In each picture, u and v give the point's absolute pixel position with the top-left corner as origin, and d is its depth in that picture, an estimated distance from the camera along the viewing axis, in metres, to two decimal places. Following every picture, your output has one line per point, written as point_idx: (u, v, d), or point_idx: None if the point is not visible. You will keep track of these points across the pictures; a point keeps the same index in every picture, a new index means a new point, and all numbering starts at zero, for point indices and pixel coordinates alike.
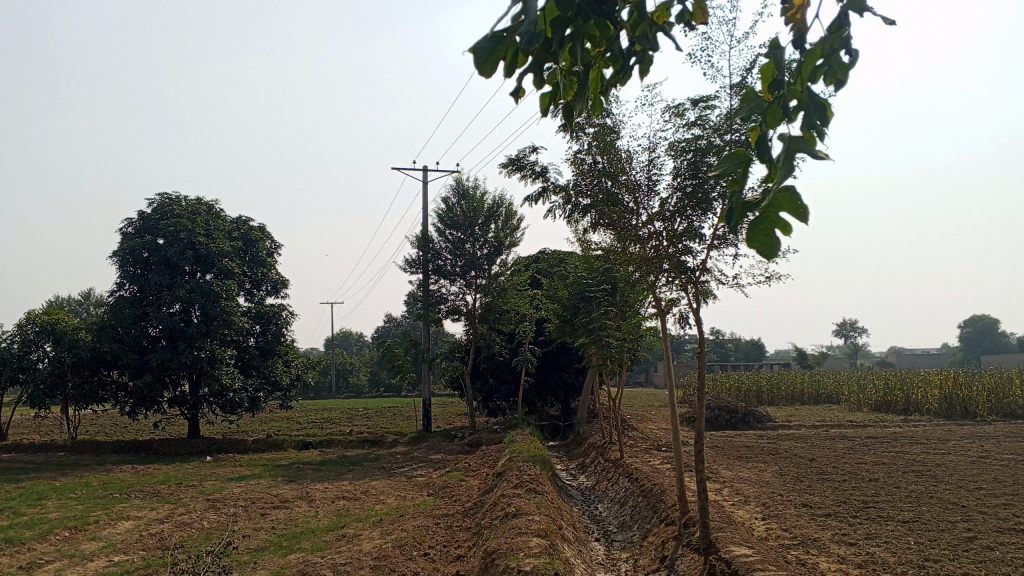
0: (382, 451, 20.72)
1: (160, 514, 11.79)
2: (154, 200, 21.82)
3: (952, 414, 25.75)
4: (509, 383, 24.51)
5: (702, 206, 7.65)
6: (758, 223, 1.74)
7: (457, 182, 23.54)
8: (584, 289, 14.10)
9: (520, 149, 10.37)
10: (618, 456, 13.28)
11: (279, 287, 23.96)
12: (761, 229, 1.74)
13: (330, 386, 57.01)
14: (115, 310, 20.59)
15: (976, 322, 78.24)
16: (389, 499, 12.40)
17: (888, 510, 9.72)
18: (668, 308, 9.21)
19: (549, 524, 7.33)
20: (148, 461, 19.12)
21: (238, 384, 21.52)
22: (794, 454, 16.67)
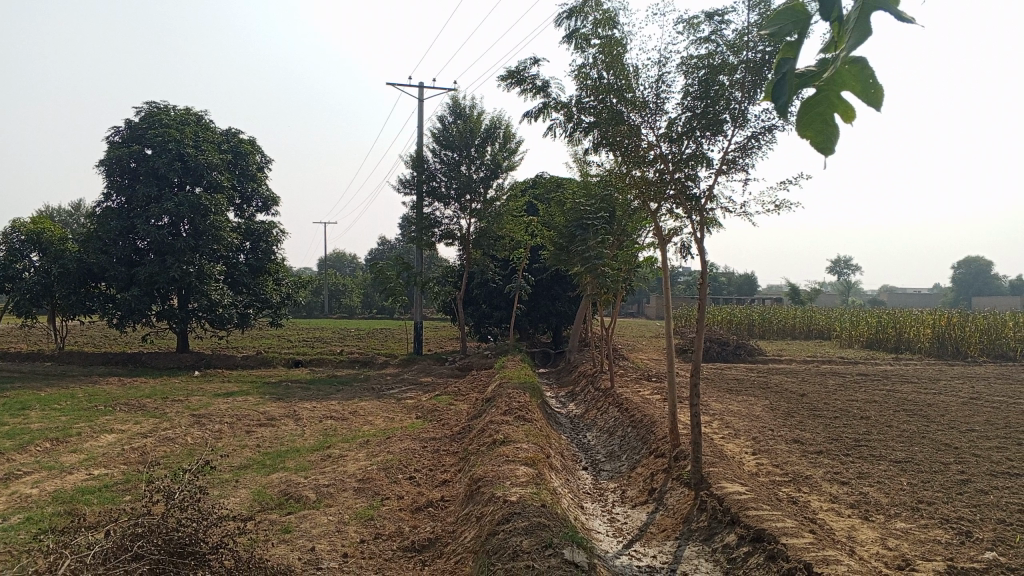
0: (371, 372, 20.64)
1: (144, 429, 11.65)
2: (141, 108, 21.16)
3: (943, 354, 25.78)
4: (501, 309, 24.33)
5: (712, 128, 7.27)
6: (813, 108, 1.54)
7: (453, 101, 22.87)
8: (582, 216, 13.76)
9: (521, 61, 9.83)
10: (608, 386, 13.14)
11: (269, 203, 23.66)
12: (815, 115, 1.54)
13: (322, 306, 56.86)
14: (102, 221, 20.15)
15: (970, 263, 78.26)
16: (376, 421, 12.28)
17: (881, 448, 9.60)
18: (671, 236, 8.88)
19: (537, 453, 7.15)
20: (135, 374, 19.01)
21: (227, 300, 21.31)
22: (784, 389, 16.62)
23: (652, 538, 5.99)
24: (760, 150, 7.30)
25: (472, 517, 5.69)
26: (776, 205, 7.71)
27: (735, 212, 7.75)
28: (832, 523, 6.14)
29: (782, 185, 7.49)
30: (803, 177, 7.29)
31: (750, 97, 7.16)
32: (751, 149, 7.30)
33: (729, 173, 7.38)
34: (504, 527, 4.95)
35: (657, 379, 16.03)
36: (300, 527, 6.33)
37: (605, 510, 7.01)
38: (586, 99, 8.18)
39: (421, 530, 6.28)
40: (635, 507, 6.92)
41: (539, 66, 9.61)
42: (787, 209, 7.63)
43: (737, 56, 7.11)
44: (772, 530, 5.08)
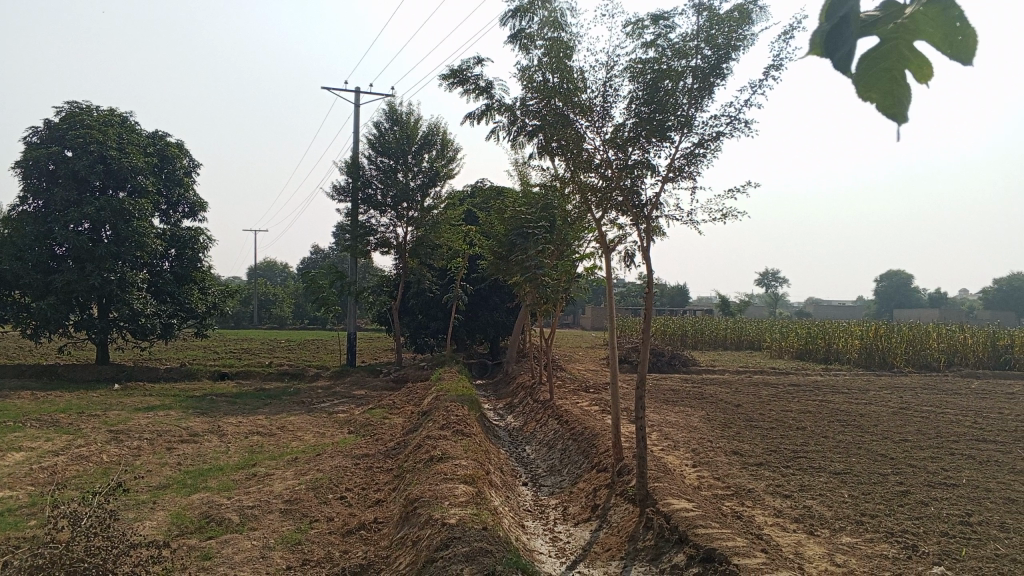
0: (302, 385, 20.01)
1: (56, 445, 10.94)
2: (61, 108, 20.19)
3: (871, 364, 26.34)
4: (437, 320, 23.95)
5: (658, 135, 7.12)
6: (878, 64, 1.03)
7: (389, 107, 22.47)
8: (521, 224, 13.51)
9: (463, 61, 9.61)
10: (547, 398, 12.89)
11: (196, 209, 22.84)
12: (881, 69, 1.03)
13: (251, 316, 55.44)
14: (17, 225, 19.11)
15: (890, 276, 80.86)
16: (306, 436, 11.78)
17: (820, 460, 9.57)
18: (615, 244, 8.69)
19: (476, 470, 6.84)
20: (49, 387, 18.03)
21: (150, 310, 20.44)
22: (720, 400, 16.63)
23: (596, 558, 5.74)
24: (707, 157, 7.18)
25: (408, 541, 5.35)
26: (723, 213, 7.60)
27: (682, 220, 7.60)
28: (779, 539, 5.99)
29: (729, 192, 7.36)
30: (749, 186, 7.20)
31: (697, 103, 7.03)
32: (698, 157, 7.17)
33: (676, 180, 7.23)
34: (444, 553, 4.62)
35: (595, 390, 15.89)
36: (221, 553, 5.88)
37: (546, 529, 6.73)
38: (531, 102, 7.99)
39: (353, 555, 5.90)
40: (578, 525, 6.67)
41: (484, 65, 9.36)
42: (734, 217, 7.52)
43: (684, 62, 6.99)
44: (724, 549, 4.88)
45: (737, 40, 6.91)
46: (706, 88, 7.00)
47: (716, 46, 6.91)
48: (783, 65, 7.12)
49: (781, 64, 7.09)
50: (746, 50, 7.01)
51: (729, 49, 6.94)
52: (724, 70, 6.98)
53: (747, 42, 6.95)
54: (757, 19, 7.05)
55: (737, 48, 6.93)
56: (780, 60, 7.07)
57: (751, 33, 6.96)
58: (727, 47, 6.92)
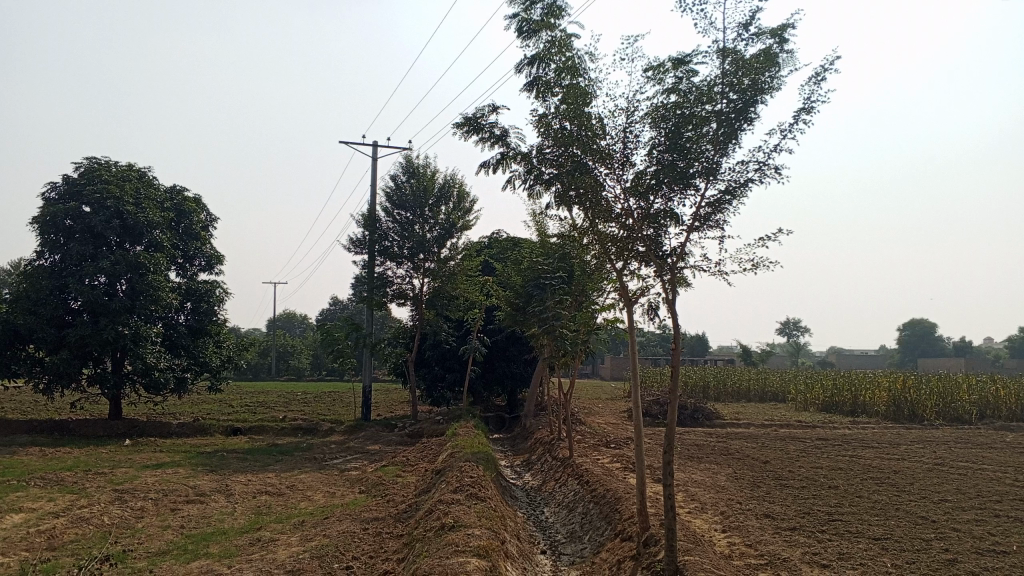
0: (316, 440, 19.60)
1: (58, 507, 10.54)
2: (81, 164, 20.22)
3: (900, 417, 25.54)
4: (454, 372, 23.54)
5: (681, 183, 6.79)
6: None
7: (407, 160, 22.40)
8: (538, 275, 13.19)
9: (478, 108, 9.44)
10: (566, 455, 12.41)
11: (213, 261, 22.74)
12: None
13: (268, 369, 55.12)
14: (32, 280, 19.01)
15: (913, 325, 79.59)
16: (316, 497, 11.35)
17: (857, 524, 9.01)
18: (638, 297, 8.29)
19: (491, 540, 6.40)
20: (59, 443, 17.71)
21: (164, 363, 20.21)
22: (747, 455, 16.02)
23: None
24: (734, 205, 6.82)
25: None
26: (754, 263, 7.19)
27: (710, 271, 7.21)
28: None
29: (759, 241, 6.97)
30: (782, 234, 6.81)
31: (723, 149, 6.70)
32: (725, 206, 6.82)
33: (701, 230, 6.87)
34: None
35: (615, 445, 15.36)
36: None
37: None
38: (548, 149, 7.73)
39: None
40: None
41: (497, 113, 9.23)
42: (765, 267, 7.11)
43: (709, 106, 6.70)
44: None
45: (764, 84, 6.61)
46: (732, 133, 6.68)
47: (742, 90, 6.63)
48: (814, 108, 6.82)
49: (812, 108, 6.79)
50: (774, 93, 6.71)
51: (756, 93, 6.65)
52: (751, 115, 6.68)
53: (775, 85, 6.66)
54: (784, 62, 6.78)
55: (765, 93, 6.64)
56: (811, 104, 6.76)
57: (778, 77, 6.67)
58: (754, 91, 6.63)
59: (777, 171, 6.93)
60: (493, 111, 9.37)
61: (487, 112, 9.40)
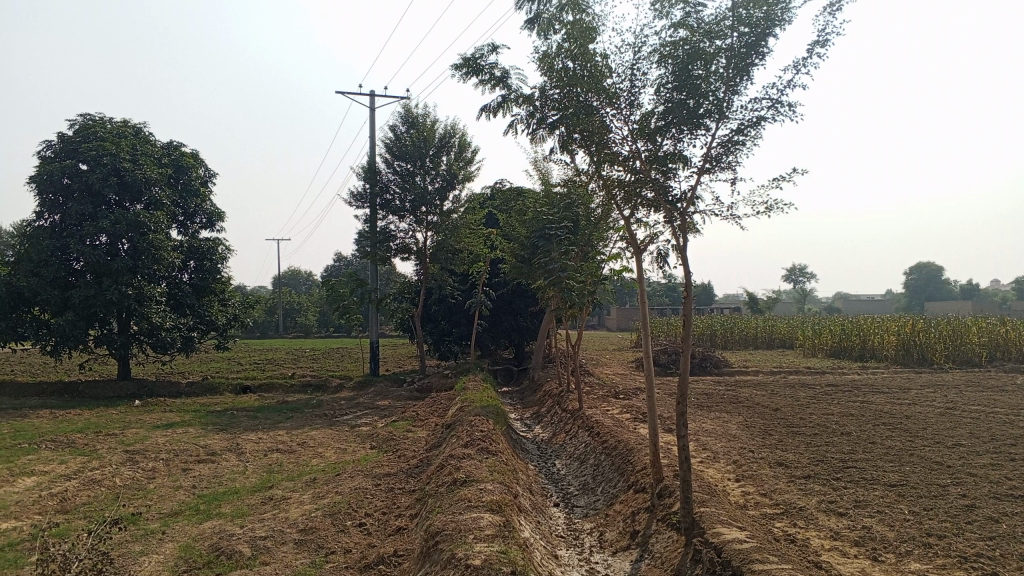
0: (325, 397, 19.62)
1: (69, 469, 10.54)
2: (75, 121, 19.94)
3: (909, 361, 25.45)
4: (461, 326, 23.46)
5: (690, 123, 6.56)
6: None
7: (406, 110, 22.06)
8: (543, 226, 13.00)
9: (477, 50, 9.18)
10: (575, 407, 12.37)
11: (215, 220, 22.56)
12: None
13: (275, 326, 55.26)
14: (33, 242, 18.89)
15: (921, 268, 79.23)
16: (327, 453, 11.34)
17: (871, 471, 8.93)
18: (647, 244, 8.09)
19: (503, 495, 6.33)
20: (69, 405, 17.75)
21: (170, 324, 20.17)
22: (757, 403, 15.97)
23: None
24: (746, 145, 6.60)
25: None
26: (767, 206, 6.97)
27: (722, 214, 7.00)
28: (839, 568, 5.43)
29: (773, 183, 6.75)
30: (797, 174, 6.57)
31: (733, 86, 6.46)
32: (736, 146, 6.60)
33: (712, 172, 6.65)
34: None
35: (625, 396, 15.31)
36: None
37: (582, 559, 6.19)
38: (552, 91, 7.49)
39: None
40: (616, 554, 6.12)
41: (497, 54, 8.96)
42: (778, 210, 6.88)
43: (719, 42, 6.44)
44: None
45: (777, 16, 6.35)
46: (742, 70, 6.44)
47: (754, 24, 6.36)
48: (829, 41, 6.55)
49: (827, 41, 6.51)
50: (787, 26, 6.44)
51: (768, 26, 6.38)
52: (762, 49, 6.42)
53: (788, 17, 6.39)
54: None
55: (777, 26, 6.38)
56: (826, 36, 6.48)
57: (791, 9, 6.40)
58: (766, 24, 6.36)
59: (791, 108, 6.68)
60: (492, 51, 9.10)
61: (487, 51, 9.13)
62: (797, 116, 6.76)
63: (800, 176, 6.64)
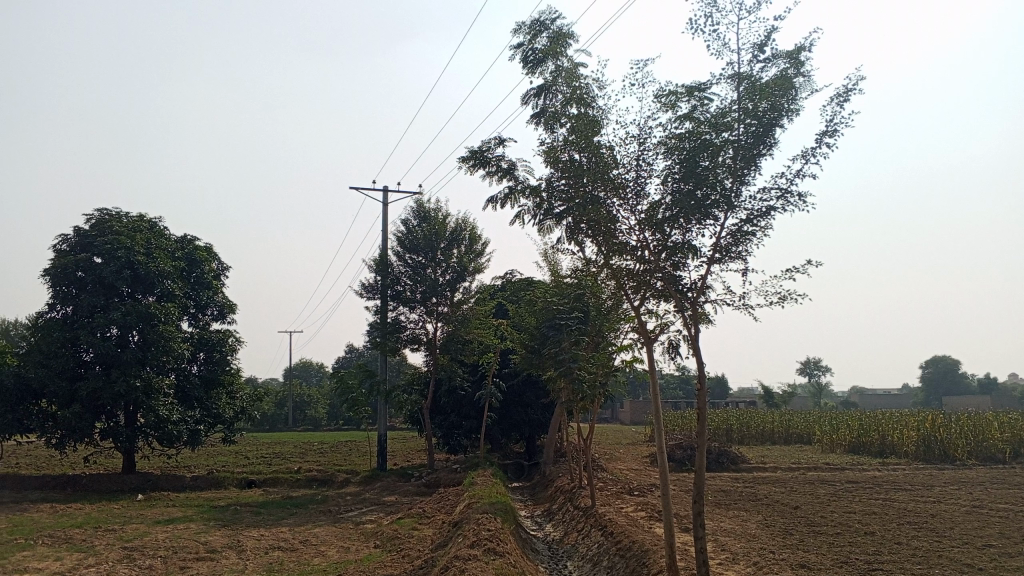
0: (331, 492, 19.18)
1: (63, 567, 10.20)
2: (91, 216, 20.23)
3: (931, 458, 24.76)
4: (471, 419, 23.13)
5: (698, 213, 6.52)
6: None
7: (418, 204, 22.32)
8: (553, 317, 12.90)
9: (485, 142, 9.29)
10: (587, 504, 11.98)
11: (226, 311, 22.60)
12: None
13: (285, 419, 54.74)
14: (45, 333, 18.90)
15: (937, 362, 78.28)
16: (329, 552, 10.95)
17: (898, 574, 8.49)
18: (657, 335, 7.96)
19: None
20: (70, 499, 17.39)
21: (177, 416, 19.96)
22: (775, 501, 15.45)
23: None
24: (756, 235, 6.54)
25: None
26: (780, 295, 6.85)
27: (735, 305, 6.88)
28: None
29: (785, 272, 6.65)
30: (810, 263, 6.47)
31: (741, 177, 6.44)
32: (746, 236, 6.54)
33: (722, 262, 6.58)
34: None
35: (638, 492, 14.87)
36: None
37: None
38: (558, 182, 7.51)
39: None
40: None
41: (504, 147, 9.05)
42: (792, 300, 6.76)
43: (725, 133, 6.47)
44: None
45: (783, 108, 6.39)
46: (749, 160, 6.44)
47: (760, 115, 6.40)
48: (837, 131, 6.57)
49: (834, 131, 6.53)
50: (793, 117, 6.47)
51: (775, 117, 6.42)
52: (768, 141, 6.45)
53: (793, 109, 6.43)
54: (802, 86, 6.57)
55: (783, 118, 6.42)
56: (834, 126, 6.50)
57: (796, 101, 6.44)
58: (772, 115, 6.39)
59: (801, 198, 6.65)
60: (500, 144, 9.20)
61: (494, 144, 9.22)
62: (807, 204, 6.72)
63: (812, 265, 6.55)
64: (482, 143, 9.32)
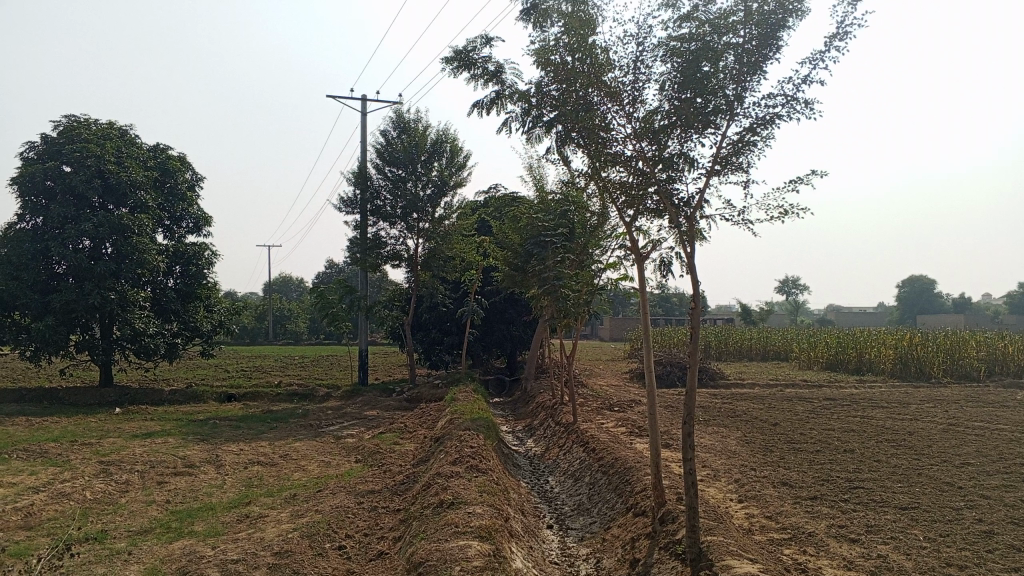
0: (312, 406, 19.14)
1: (38, 481, 10.02)
2: (59, 122, 19.47)
3: (907, 375, 25.08)
4: (452, 335, 23.02)
5: (698, 122, 6.17)
6: None
7: (398, 115, 21.67)
8: (538, 233, 12.59)
9: (469, 42, 8.80)
10: (569, 420, 11.94)
11: (202, 224, 22.08)
12: None
13: (265, 333, 54.60)
14: (14, 244, 18.36)
15: (914, 281, 79.09)
16: (310, 467, 10.86)
17: (879, 492, 8.50)
18: (648, 251, 7.68)
19: (493, 519, 5.89)
20: (46, 412, 17.20)
21: (153, 329, 19.66)
22: (754, 417, 15.54)
23: None
24: (758, 145, 6.21)
25: None
26: (781, 210, 6.55)
27: (732, 219, 6.60)
28: None
29: (788, 185, 6.34)
30: (816, 175, 6.15)
31: (745, 83, 6.07)
32: (747, 146, 6.20)
33: (722, 173, 6.26)
34: None
35: (619, 409, 14.87)
36: None
37: None
38: (549, 87, 7.09)
39: None
40: None
41: (491, 48, 8.56)
42: (794, 215, 6.46)
43: (730, 36, 6.06)
44: None
45: (792, 8, 5.97)
46: (755, 64, 6.05)
47: (768, 15, 5.98)
48: (849, 34, 6.16)
49: (846, 33, 6.13)
50: (802, 17, 6.07)
51: (783, 18, 6.00)
52: (775, 44, 6.06)
53: (803, 9, 6.02)
54: None
55: (791, 19, 6.01)
56: (845, 28, 6.10)
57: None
58: (779, 17, 5.99)
59: (807, 106, 6.30)
60: (486, 44, 8.71)
61: (480, 44, 8.72)
62: (813, 113, 6.36)
63: (816, 178, 6.25)
64: (466, 43, 8.80)
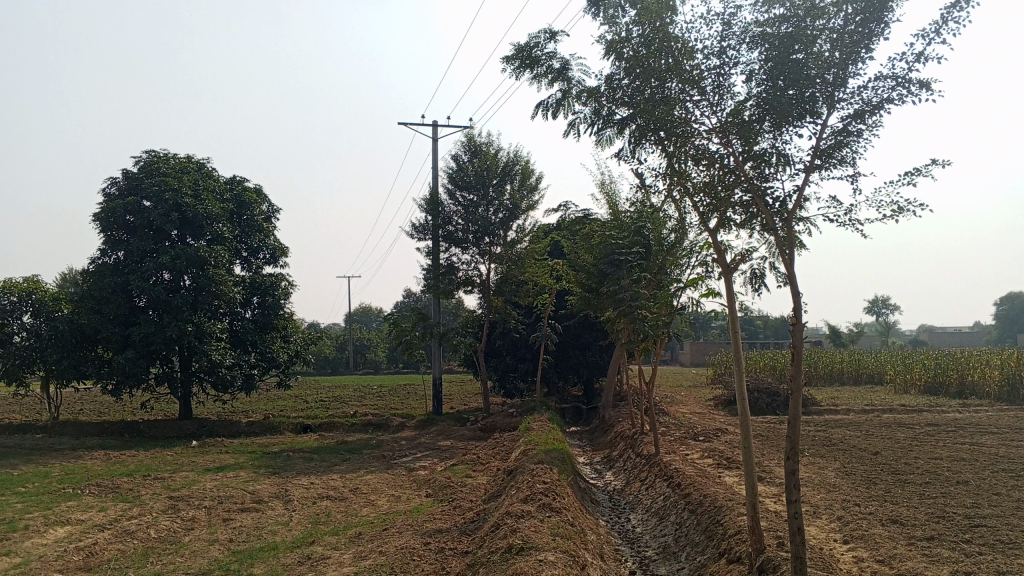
0: (386, 436, 18.79)
1: (106, 518, 9.82)
2: (139, 158, 19.86)
3: (1016, 398, 23.33)
4: (527, 362, 22.48)
5: (795, 113, 5.54)
6: None
7: (468, 139, 21.42)
8: (612, 251, 11.96)
9: (533, 35, 8.41)
10: (650, 450, 11.22)
11: (278, 255, 22.17)
12: None
13: (344, 363, 55.07)
14: (96, 279, 18.68)
15: (1012, 300, 75.11)
16: (379, 501, 10.40)
17: (1007, 531, 7.51)
18: (737, 262, 6.99)
19: (569, 568, 5.26)
20: (126, 445, 17.27)
21: (230, 361, 19.66)
22: (853, 445, 14.46)
23: None
24: (863, 135, 5.56)
25: None
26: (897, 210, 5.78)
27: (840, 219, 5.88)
28: None
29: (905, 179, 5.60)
30: (939, 165, 5.41)
31: (847, 65, 5.45)
32: (853, 136, 5.53)
33: (823, 168, 5.60)
34: None
35: (705, 437, 14.03)
36: None
37: None
38: (621, 82, 6.55)
39: None
40: None
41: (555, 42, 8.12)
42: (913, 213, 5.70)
43: (826, 16, 5.47)
44: None
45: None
46: (857, 43, 5.45)
47: None
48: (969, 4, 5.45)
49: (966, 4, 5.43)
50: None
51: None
52: (880, 18, 5.42)
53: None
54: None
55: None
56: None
57: None
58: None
59: (923, 89, 5.62)
60: (550, 38, 8.41)
61: (544, 39, 8.39)
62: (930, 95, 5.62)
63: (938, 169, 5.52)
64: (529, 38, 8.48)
